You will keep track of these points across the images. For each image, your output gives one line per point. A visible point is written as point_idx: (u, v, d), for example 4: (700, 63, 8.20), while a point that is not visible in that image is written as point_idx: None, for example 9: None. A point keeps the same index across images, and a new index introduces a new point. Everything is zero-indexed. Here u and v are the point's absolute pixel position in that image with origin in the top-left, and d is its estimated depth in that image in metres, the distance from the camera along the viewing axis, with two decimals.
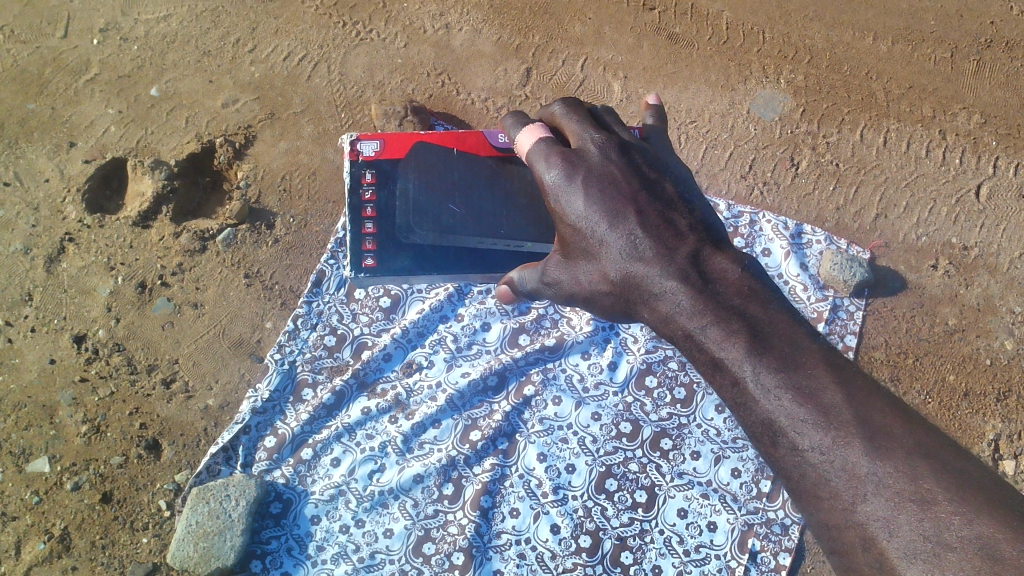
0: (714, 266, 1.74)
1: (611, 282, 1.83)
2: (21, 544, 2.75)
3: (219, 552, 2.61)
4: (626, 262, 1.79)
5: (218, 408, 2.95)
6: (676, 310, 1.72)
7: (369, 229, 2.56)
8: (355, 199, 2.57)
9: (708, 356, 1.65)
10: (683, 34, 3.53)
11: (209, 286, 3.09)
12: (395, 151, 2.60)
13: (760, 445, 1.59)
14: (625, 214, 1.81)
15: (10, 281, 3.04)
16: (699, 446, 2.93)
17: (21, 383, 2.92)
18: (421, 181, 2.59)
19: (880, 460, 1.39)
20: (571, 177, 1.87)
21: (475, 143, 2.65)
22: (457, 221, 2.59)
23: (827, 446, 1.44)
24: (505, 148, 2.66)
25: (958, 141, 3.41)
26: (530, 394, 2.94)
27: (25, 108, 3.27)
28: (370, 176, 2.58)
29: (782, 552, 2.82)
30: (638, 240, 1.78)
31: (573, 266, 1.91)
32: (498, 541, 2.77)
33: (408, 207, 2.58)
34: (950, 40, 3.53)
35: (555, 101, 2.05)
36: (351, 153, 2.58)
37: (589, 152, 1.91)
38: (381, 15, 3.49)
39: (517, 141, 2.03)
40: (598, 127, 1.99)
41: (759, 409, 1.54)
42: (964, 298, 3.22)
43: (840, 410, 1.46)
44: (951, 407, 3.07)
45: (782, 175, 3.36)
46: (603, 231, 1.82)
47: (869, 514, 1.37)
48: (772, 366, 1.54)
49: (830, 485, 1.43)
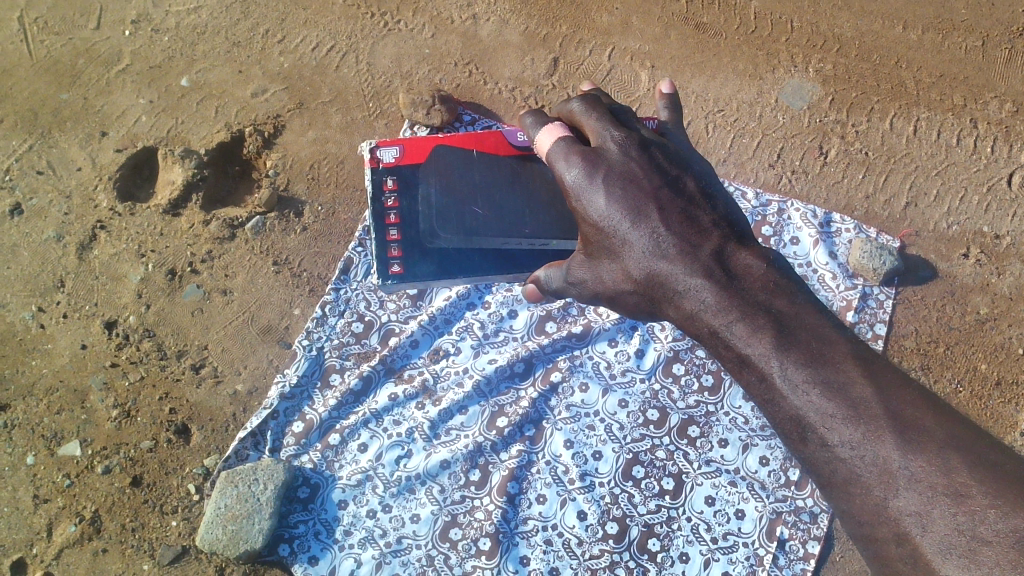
0: (738, 262, 1.71)
1: (634, 281, 1.78)
2: (53, 526, 2.77)
3: (248, 536, 2.62)
4: (649, 260, 1.75)
5: (247, 394, 2.96)
6: (700, 308, 1.69)
7: (394, 237, 2.57)
8: (379, 206, 2.59)
9: (734, 353, 1.63)
10: (711, 24, 3.52)
11: (238, 273, 3.11)
12: (414, 157, 2.64)
13: (788, 440, 1.57)
14: (647, 211, 1.77)
15: (43, 268, 3.08)
16: (728, 434, 2.92)
17: (53, 368, 2.96)
18: (442, 185, 2.62)
19: (912, 454, 1.37)
20: (592, 176, 1.82)
21: (494, 143, 2.70)
22: (482, 223, 2.60)
23: (857, 441, 1.42)
24: (524, 147, 2.70)
25: (990, 129, 3.38)
26: (557, 380, 2.94)
27: (58, 98, 3.31)
28: (392, 183, 2.61)
29: (812, 540, 2.80)
30: (661, 237, 1.74)
31: (596, 265, 1.86)
32: (525, 527, 2.76)
33: (430, 212, 2.60)
34: (981, 29, 3.50)
35: (574, 98, 2.00)
36: (372, 160, 2.60)
37: (609, 150, 1.85)
38: (409, 6, 3.51)
39: (536, 140, 1.99)
40: (618, 124, 1.92)
41: (787, 405, 1.53)
42: (996, 287, 3.19)
43: (870, 403, 1.43)
44: (982, 396, 3.05)
45: (810, 163, 3.34)
46: (625, 230, 1.77)
47: (901, 509, 1.36)
48: (800, 361, 1.52)
49: (861, 480, 1.41)
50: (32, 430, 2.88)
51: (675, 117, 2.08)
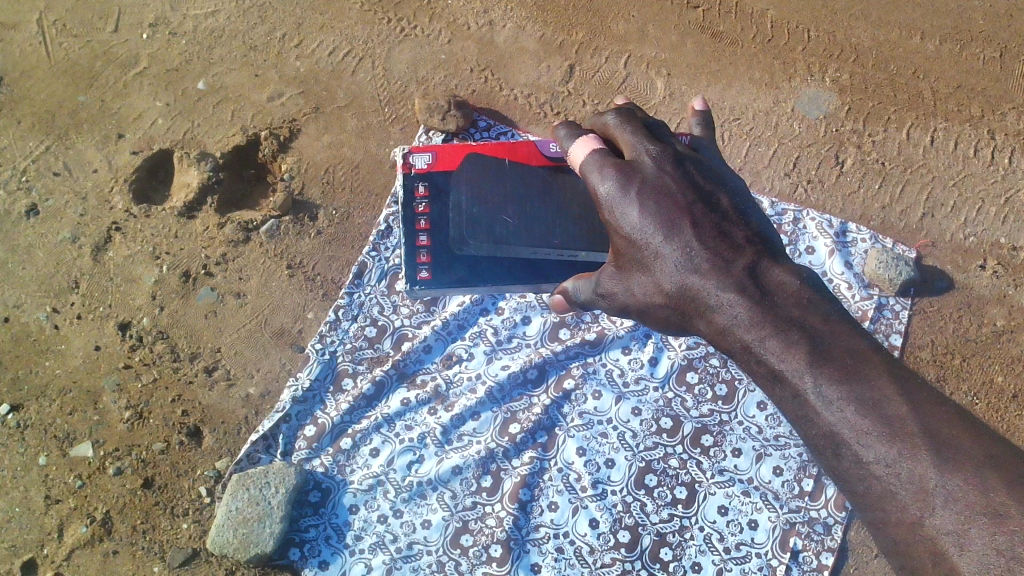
0: (772, 278, 1.70)
1: (665, 294, 1.77)
2: (64, 527, 2.78)
3: (258, 539, 2.62)
4: (681, 274, 1.74)
5: (259, 397, 2.96)
6: (733, 322, 1.68)
7: (423, 242, 2.62)
8: (409, 212, 2.63)
9: (767, 368, 1.62)
10: (727, 33, 3.52)
11: (252, 276, 3.11)
12: (447, 164, 2.67)
13: (820, 456, 1.55)
14: (681, 226, 1.76)
15: (58, 269, 3.09)
16: (741, 443, 2.90)
17: (67, 369, 2.96)
18: (474, 194, 2.66)
19: (949, 473, 1.35)
20: (626, 188, 1.81)
21: (527, 152, 2.70)
22: (511, 232, 2.64)
23: (893, 459, 1.41)
24: (557, 157, 2.70)
25: (1007, 141, 3.37)
26: (570, 388, 2.94)
27: (75, 100, 3.33)
28: (423, 189, 2.65)
29: (825, 551, 2.79)
30: (694, 252, 1.73)
31: (626, 278, 1.84)
32: (537, 535, 2.75)
33: (461, 219, 2.64)
34: (1000, 40, 3.49)
35: (608, 111, 2.00)
36: (404, 166, 2.65)
37: (644, 163, 1.85)
38: (426, 12, 3.52)
39: (570, 152, 1.99)
40: (652, 137, 1.92)
41: (821, 422, 1.51)
42: (1013, 298, 3.17)
43: (906, 421, 1.42)
44: (999, 408, 3.03)
45: (826, 172, 3.33)
46: (658, 244, 1.76)
47: (937, 527, 1.34)
48: (834, 378, 1.51)
49: (896, 498, 1.40)
50: (44, 431, 2.89)
51: (707, 133, 2.08)
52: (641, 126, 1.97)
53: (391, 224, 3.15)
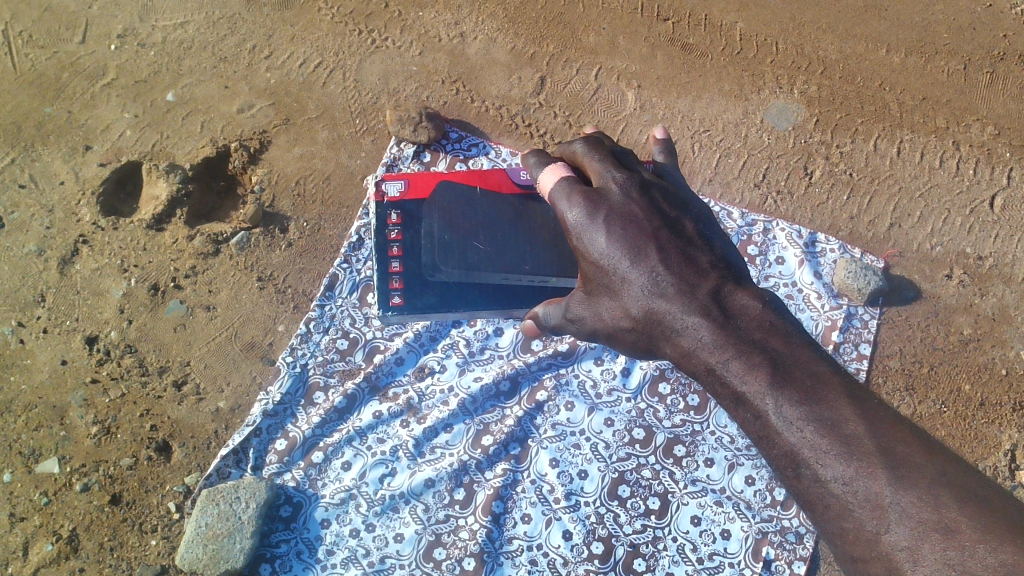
0: (736, 302, 1.70)
1: (632, 318, 1.78)
2: (29, 545, 2.73)
3: (229, 554, 2.59)
4: (648, 298, 1.75)
5: (229, 411, 2.93)
6: (697, 346, 1.68)
7: (396, 267, 2.62)
8: (382, 238, 2.65)
9: (730, 390, 1.61)
10: (697, 45, 3.55)
11: (222, 288, 3.09)
12: (419, 191, 2.72)
13: (781, 475, 1.55)
14: (647, 251, 1.76)
15: (23, 282, 3.04)
16: (713, 453, 2.91)
17: (32, 384, 2.92)
18: (445, 221, 2.68)
19: (904, 489, 1.36)
20: (593, 217, 1.83)
21: (498, 181, 2.78)
22: (482, 257, 2.63)
23: (851, 476, 1.41)
24: (527, 185, 2.77)
25: (972, 152, 3.41)
26: (543, 399, 2.93)
27: (42, 111, 3.30)
28: (396, 217, 2.67)
29: (797, 560, 2.78)
30: (660, 277, 1.74)
31: (594, 303, 1.85)
32: (510, 547, 2.74)
33: (433, 245, 2.65)
34: (963, 53, 3.55)
35: (576, 140, 2.03)
36: (378, 194, 2.69)
37: (611, 191, 1.86)
38: (397, 24, 3.53)
39: (539, 180, 2.01)
40: (619, 164, 1.95)
41: (781, 441, 1.51)
42: (979, 308, 3.20)
43: (863, 440, 1.42)
44: (966, 416, 3.05)
45: (795, 184, 3.36)
46: (625, 268, 1.77)
47: (893, 544, 1.35)
48: (794, 399, 1.51)
49: (854, 515, 1.40)
50: (9, 447, 2.84)
51: (671, 158, 2.10)
52: (609, 153, 2.00)
53: (363, 236, 3.15)
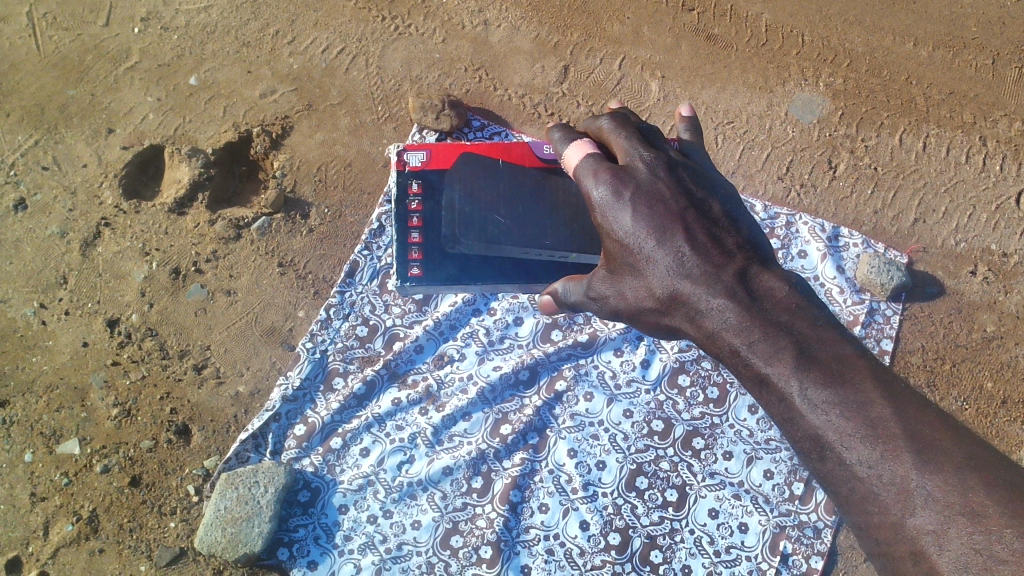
0: (762, 284, 1.68)
1: (657, 299, 1.76)
2: (50, 525, 2.75)
3: (247, 539, 2.60)
4: (673, 279, 1.73)
5: (249, 395, 2.94)
6: (722, 326, 1.65)
7: (415, 239, 2.65)
8: (402, 208, 2.67)
9: (754, 372, 1.59)
10: (721, 36, 3.53)
11: (242, 273, 3.09)
12: (441, 162, 2.72)
13: (805, 459, 1.52)
14: (673, 231, 1.75)
15: (46, 264, 3.06)
16: (732, 446, 2.90)
17: (54, 365, 2.93)
18: (466, 192, 2.66)
19: (930, 473, 1.33)
20: (619, 194, 1.80)
21: (521, 154, 2.76)
22: (502, 232, 2.64)
23: (876, 460, 1.38)
24: (549, 159, 2.75)
25: (998, 148, 3.38)
26: (562, 389, 2.93)
27: (65, 93, 3.31)
28: (417, 187, 2.68)
29: (815, 555, 2.79)
30: (685, 257, 1.72)
31: (618, 281, 1.83)
32: (527, 536, 2.74)
33: (453, 217, 2.65)
34: (992, 47, 3.51)
35: (603, 116, 1.99)
36: (399, 163, 2.70)
37: (638, 169, 1.84)
38: (421, 11, 3.52)
39: (564, 155, 1.98)
40: (646, 143, 1.91)
41: (806, 424, 1.48)
42: (1003, 305, 3.18)
43: (889, 423, 1.39)
44: (988, 414, 3.04)
45: (819, 177, 3.34)
46: (650, 248, 1.75)
47: (919, 528, 1.32)
48: (819, 381, 1.48)
49: (878, 498, 1.37)
50: (30, 428, 2.86)
51: (696, 137, 2.08)
52: (636, 131, 1.97)
53: (384, 223, 3.14)
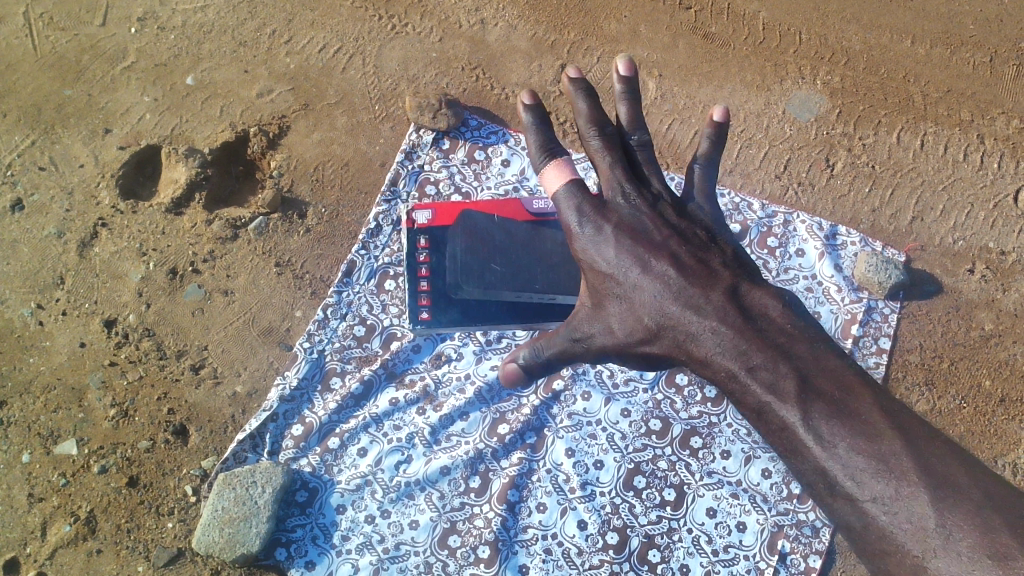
0: (755, 299, 1.64)
1: (646, 327, 1.71)
2: (47, 526, 2.75)
3: (246, 539, 2.60)
4: (661, 303, 1.68)
5: (246, 395, 2.93)
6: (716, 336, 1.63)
7: (424, 287, 2.94)
8: (412, 260, 2.97)
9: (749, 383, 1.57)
10: (718, 35, 3.52)
11: (239, 273, 3.09)
12: (444, 218, 2.99)
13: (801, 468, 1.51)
14: (658, 259, 1.73)
15: (43, 264, 3.05)
16: (730, 445, 2.89)
17: (51, 366, 2.93)
18: (467, 244, 2.89)
19: (927, 484, 1.32)
20: (602, 229, 1.80)
21: (513, 210, 3.04)
22: (498, 278, 2.84)
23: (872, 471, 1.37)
24: (538, 214, 3.04)
25: (996, 145, 3.38)
26: (559, 389, 2.92)
27: (62, 93, 3.30)
28: (424, 241, 2.97)
29: (813, 554, 2.78)
30: (672, 282, 1.69)
31: (603, 315, 1.80)
32: (525, 535, 2.75)
33: (455, 267, 2.89)
34: (990, 44, 3.51)
35: (591, 133, 1.89)
36: (408, 221, 2.99)
37: (620, 207, 1.83)
38: (418, 10, 3.51)
39: (544, 175, 1.90)
40: (630, 174, 1.89)
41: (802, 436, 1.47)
42: (1001, 303, 3.17)
43: (886, 434, 1.38)
44: (986, 412, 3.03)
45: (816, 176, 3.33)
46: (636, 276, 1.73)
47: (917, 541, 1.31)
48: (817, 393, 1.47)
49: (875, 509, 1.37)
50: (28, 428, 2.86)
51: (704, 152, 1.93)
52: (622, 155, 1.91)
53: (382, 223, 3.13)
